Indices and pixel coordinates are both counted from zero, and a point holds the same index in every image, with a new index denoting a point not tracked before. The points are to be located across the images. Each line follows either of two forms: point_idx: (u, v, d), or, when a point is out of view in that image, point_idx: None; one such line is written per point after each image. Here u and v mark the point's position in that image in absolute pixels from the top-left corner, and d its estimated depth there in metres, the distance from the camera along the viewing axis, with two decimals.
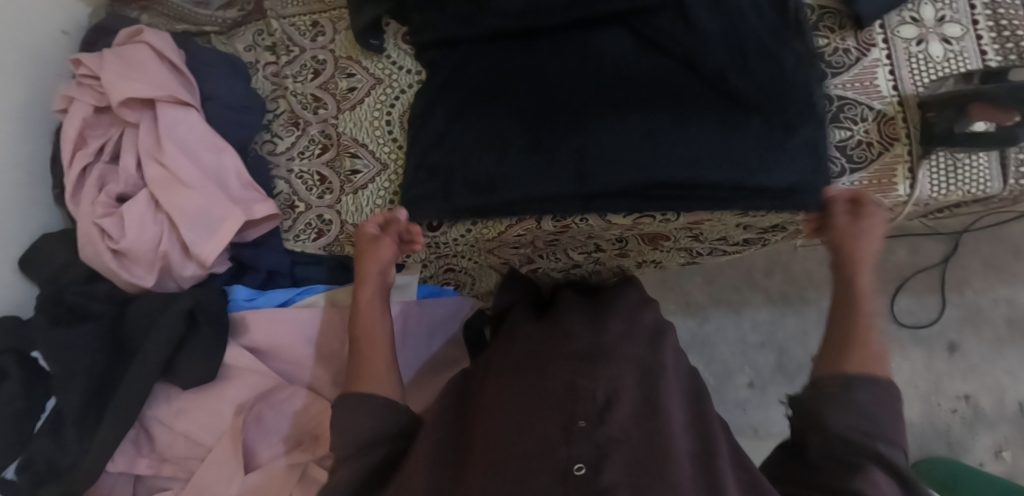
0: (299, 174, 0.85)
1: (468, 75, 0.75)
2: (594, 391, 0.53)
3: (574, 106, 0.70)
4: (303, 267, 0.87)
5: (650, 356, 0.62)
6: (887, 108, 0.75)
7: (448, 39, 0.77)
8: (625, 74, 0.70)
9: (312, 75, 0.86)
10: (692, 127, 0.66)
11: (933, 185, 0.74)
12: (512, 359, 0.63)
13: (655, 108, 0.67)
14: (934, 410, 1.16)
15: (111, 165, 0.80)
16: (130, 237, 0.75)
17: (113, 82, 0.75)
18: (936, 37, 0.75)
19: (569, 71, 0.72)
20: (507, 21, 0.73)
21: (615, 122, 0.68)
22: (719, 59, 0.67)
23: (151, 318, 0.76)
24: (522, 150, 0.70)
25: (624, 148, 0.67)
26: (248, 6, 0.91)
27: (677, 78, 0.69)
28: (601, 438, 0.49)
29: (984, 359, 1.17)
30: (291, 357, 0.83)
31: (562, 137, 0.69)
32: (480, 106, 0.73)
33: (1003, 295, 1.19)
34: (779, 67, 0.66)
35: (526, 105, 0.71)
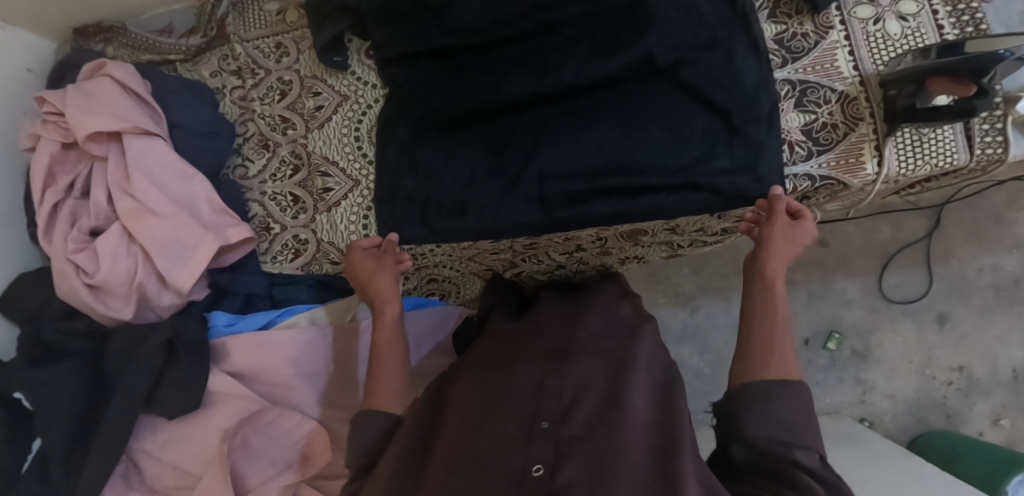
0: (272, 196, 0.85)
1: (424, 94, 0.76)
2: (560, 389, 0.55)
3: (529, 123, 0.71)
4: (282, 287, 0.87)
5: (622, 351, 0.63)
6: (850, 89, 0.75)
7: (405, 55, 0.77)
8: (579, 79, 0.69)
9: (279, 97, 0.86)
10: (643, 136, 0.68)
11: (900, 161, 0.74)
12: (482, 359, 0.65)
13: (608, 115, 0.69)
14: (929, 382, 1.17)
15: (81, 200, 0.80)
16: (104, 271, 0.75)
17: (76, 118, 0.75)
18: (892, 15, 0.76)
19: (527, 82, 0.71)
20: (464, 36, 0.74)
21: (569, 137, 0.69)
22: (674, 56, 0.68)
23: (130, 350, 0.76)
24: (486, 173, 0.73)
25: (580, 166, 0.69)
26: (210, 32, 0.90)
27: (632, 82, 0.69)
28: (562, 438, 0.50)
29: (975, 327, 1.17)
30: (274, 380, 0.82)
31: (524, 156, 0.71)
32: (443, 128, 0.76)
33: (988, 262, 1.19)
34: (731, 63, 0.67)
35: (487, 128, 0.74)
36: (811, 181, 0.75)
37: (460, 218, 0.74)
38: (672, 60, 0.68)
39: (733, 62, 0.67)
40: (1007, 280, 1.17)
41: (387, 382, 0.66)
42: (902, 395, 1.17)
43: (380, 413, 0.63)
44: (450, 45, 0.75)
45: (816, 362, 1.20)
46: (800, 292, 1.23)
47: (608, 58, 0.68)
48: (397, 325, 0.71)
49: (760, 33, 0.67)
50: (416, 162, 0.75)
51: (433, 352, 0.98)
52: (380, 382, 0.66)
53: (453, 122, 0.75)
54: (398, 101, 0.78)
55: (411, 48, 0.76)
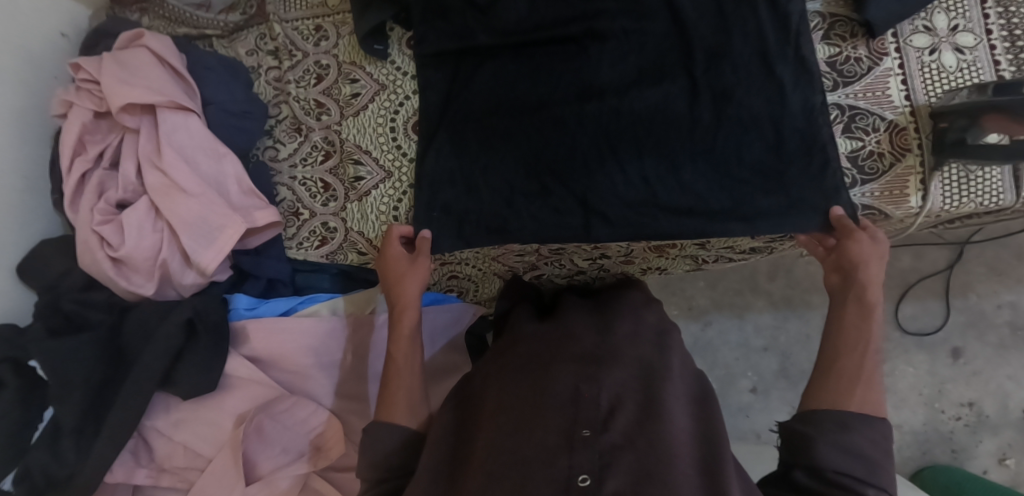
0: (302, 181, 0.84)
1: (459, 105, 0.75)
2: (598, 398, 0.54)
3: (572, 142, 0.71)
4: (304, 275, 0.86)
5: (654, 358, 0.62)
6: (899, 119, 0.74)
7: (443, 52, 0.76)
8: (627, 99, 0.70)
9: (315, 81, 0.84)
10: (687, 173, 0.69)
11: (944, 197, 0.73)
12: (514, 359, 0.64)
13: (652, 147, 0.69)
14: (938, 416, 1.16)
15: (109, 171, 0.78)
16: (129, 244, 0.74)
17: (112, 87, 0.74)
18: (949, 46, 0.74)
19: (570, 105, 0.71)
20: (508, 35, 0.73)
21: (616, 168, 0.70)
22: (727, 81, 0.68)
23: (151, 327, 0.75)
24: (525, 196, 0.73)
25: (628, 195, 0.70)
26: (250, 10, 0.88)
27: (678, 108, 0.69)
28: (604, 448, 0.50)
29: (988, 364, 1.16)
30: (291, 368, 0.81)
31: (567, 185, 0.71)
32: (484, 142, 0.73)
33: (1007, 299, 1.18)
34: (779, 85, 0.67)
35: (524, 142, 0.72)
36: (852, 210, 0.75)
37: (497, 236, 0.74)
38: (718, 91, 0.68)
39: (779, 86, 0.67)
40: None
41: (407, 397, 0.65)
42: (910, 426, 1.16)
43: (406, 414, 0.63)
44: (494, 52, 0.74)
45: None
46: (815, 315, 1.24)
47: (651, 87, 0.69)
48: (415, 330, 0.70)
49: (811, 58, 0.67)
50: (454, 180, 0.74)
51: (448, 349, 0.97)
52: (397, 397, 0.65)
53: (493, 125, 0.73)
54: (434, 108, 0.76)
55: (454, 54, 0.76)
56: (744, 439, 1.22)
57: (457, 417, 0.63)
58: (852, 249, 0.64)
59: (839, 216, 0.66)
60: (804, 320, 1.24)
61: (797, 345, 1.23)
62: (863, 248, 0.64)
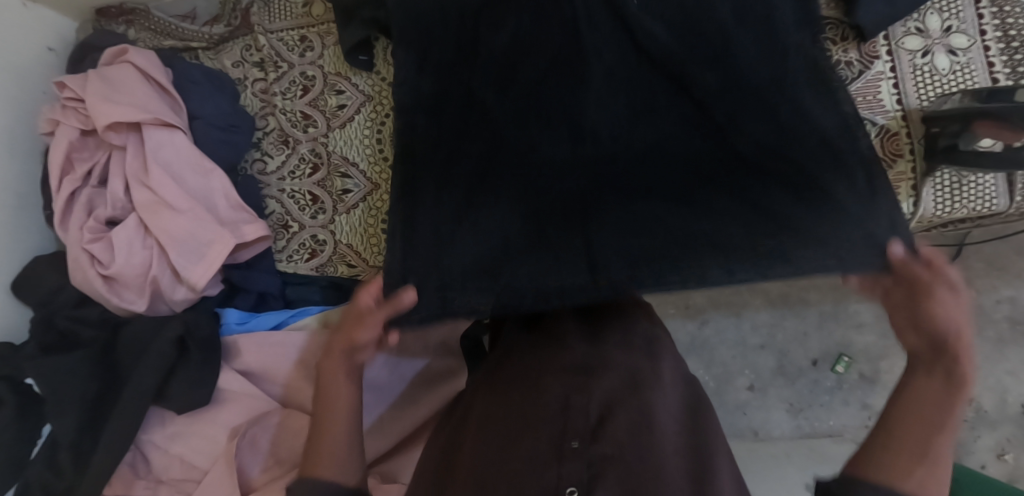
0: (290, 193, 0.83)
1: (447, 147, 0.72)
2: (588, 406, 0.53)
3: (577, 189, 0.70)
4: (295, 288, 0.85)
5: (647, 368, 0.58)
6: (891, 123, 0.73)
7: (428, 88, 0.74)
8: (623, 140, 0.70)
9: (301, 92, 0.83)
10: (704, 213, 0.67)
11: (937, 203, 0.72)
12: (503, 370, 0.62)
13: (659, 188, 0.68)
14: None
15: (99, 188, 0.79)
16: (119, 262, 0.74)
17: (96, 106, 0.74)
18: (942, 48, 0.73)
19: (562, 148, 0.70)
20: (494, 76, 0.72)
21: (627, 216, 0.68)
22: (711, 103, 0.69)
23: (144, 343, 0.76)
24: (528, 241, 0.69)
25: (636, 244, 0.68)
26: (234, 22, 0.87)
27: (679, 148, 0.69)
28: (594, 457, 0.50)
29: (987, 360, 1.16)
30: (283, 380, 0.81)
31: (574, 231, 0.69)
32: (470, 188, 0.71)
33: (1006, 294, 1.17)
34: (777, 118, 0.67)
35: (522, 191, 0.70)
36: None
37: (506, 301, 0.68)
38: (720, 129, 0.68)
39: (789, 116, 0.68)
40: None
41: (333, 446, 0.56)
42: None
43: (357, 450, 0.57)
44: (478, 92, 0.73)
45: (821, 383, 1.22)
46: (812, 313, 1.23)
47: (647, 125, 0.70)
48: (350, 390, 0.60)
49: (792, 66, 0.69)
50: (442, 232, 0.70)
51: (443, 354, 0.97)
52: (322, 449, 0.56)
53: (483, 176, 0.71)
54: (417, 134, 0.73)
55: (439, 90, 0.74)
56: (743, 436, 1.23)
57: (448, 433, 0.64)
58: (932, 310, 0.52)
59: (900, 257, 0.59)
60: (802, 317, 1.24)
61: (795, 342, 1.23)
62: (948, 304, 0.52)
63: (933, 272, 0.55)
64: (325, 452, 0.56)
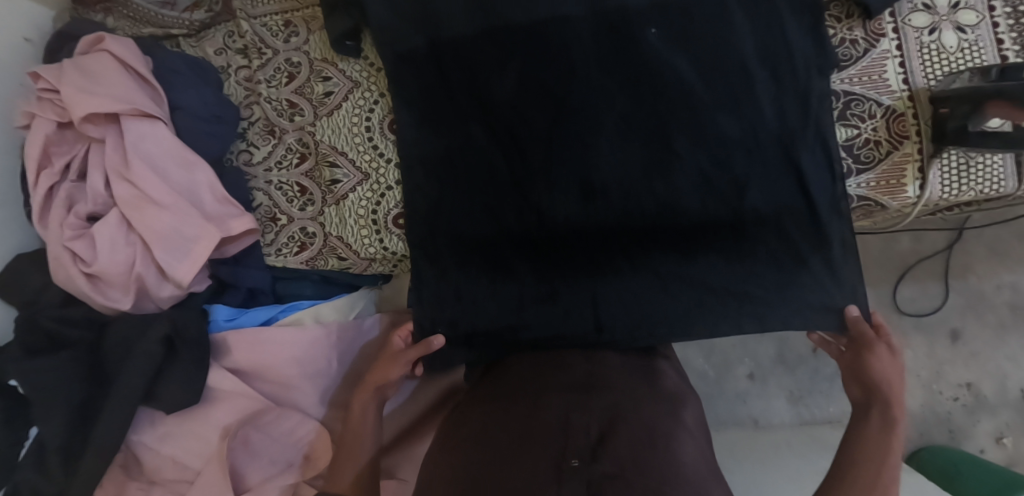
0: (278, 185, 0.80)
1: (455, 201, 0.74)
2: (587, 424, 0.54)
3: (584, 248, 0.73)
4: (284, 283, 0.83)
5: (645, 381, 0.64)
6: (897, 104, 0.70)
7: (438, 133, 0.74)
8: (631, 194, 0.71)
9: (287, 79, 0.81)
10: (704, 266, 0.71)
11: (944, 186, 0.70)
12: (506, 385, 0.67)
13: (663, 241, 0.72)
14: (936, 397, 1.15)
15: (78, 183, 0.76)
16: (102, 260, 0.72)
17: (73, 97, 0.71)
18: (950, 25, 0.70)
19: (572, 205, 0.72)
20: (503, 123, 0.72)
21: (627, 271, 0.72)
22: (720, 155, 0.69)
23: (130, 342, 0.74)
24: (534, 296, 0.73)
25: (641, 298, 0.72)
26: (215, 7, 0.84)
27: (689, 204, 0.71)
28: (595, 476, 0.49)
29: (987, 345, 1.15)
30: (276, 379, 0.78)
31: (579, 288, 0.73)
32: (481, 244, 0.74)
33: (1006, 280, 1.16)
34: (782, 157, 0.69)
35: (531, 247, 0.73)
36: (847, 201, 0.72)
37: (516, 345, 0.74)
38: (732, 183, 0.70)
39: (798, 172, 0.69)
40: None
41: (348, 466, 0.66)
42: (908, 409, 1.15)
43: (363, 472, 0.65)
44: (487, 140, 0.73)
45: (821, 371, 1.21)
46: None
47: (660, 178, 0.71)
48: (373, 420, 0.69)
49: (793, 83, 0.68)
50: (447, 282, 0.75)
51: None
52: (339, 467, 0.66)
53: (494, 231, 0.74)
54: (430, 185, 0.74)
55: (447, 142, 0.74)
56: (743, 425, 1.22)
57: (443, 439, 0.62)
58: (874, 366, 0.63)
59: (854, 318, 0.68)
60: None
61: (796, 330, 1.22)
62: (885, 365, 0.63)
63: (879, 333, 0.66)
64: (343, 468, 0.65)
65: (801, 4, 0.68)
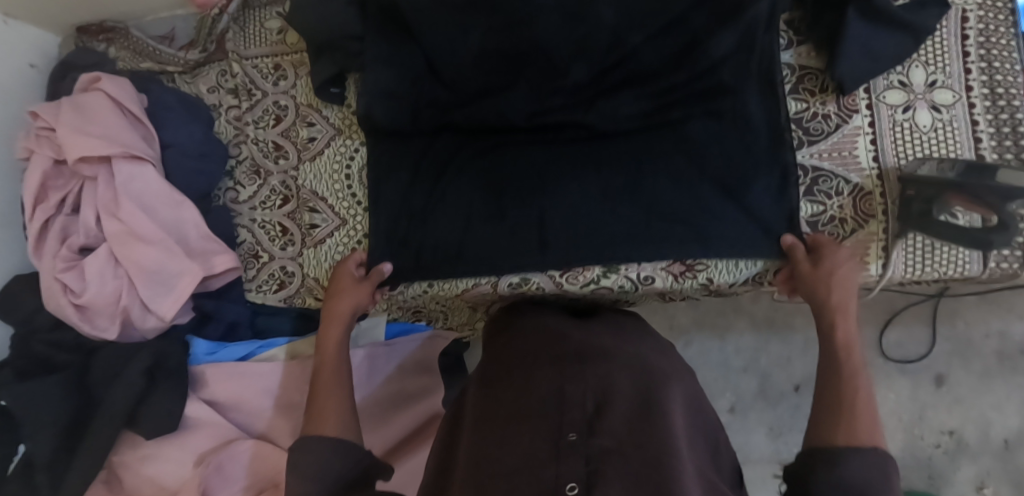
0: (261, 224, 0.84)
1: (395, 149, 0.78)
2: (583, 398, 0.52)
3: (538, 175, 0.74)
4: (265, 317, 0.85)
5: (649, 360, 0.60)
6: (865, 182, 0.71)
7: (383, 86, 0.75)
8: (570, 117, 0.74)
9: (274, 122, 0.84)
10: (649, 183, 0.72)
11: (907, 266, 0.71)
12: (505, 363, 0.62)
13: (611, 163, 0.73)
14: (916, 442, 1.03)
15: (72, 216, 0.79)
16: (91, 292, 0.75)
17: (68, 138, 0.74)
18: (924, 104, 0.72)
19: (517, 146, 0.76)
20: (455, 79, 0.75)
21: (576, 185, 0.73)
22: (653, 63, 0.72)
23: (116, 369, 0.77)
24: (483, 212, 0.75)
25: (586, 216, 0.73)
26: (209, 47, 0.86)
27: (632, 122, 0.73)
28: (593, 451, 0.46)
29: (972, 392, 1.03)
30: (250, 409, 0.82)
31: (524, 201, 0.74)
32: (433, 171, 0.76)
33: (995, 327, 1.04)
34: (713, 92, 0.71)
35: (488, 168, 0.75)
36: None
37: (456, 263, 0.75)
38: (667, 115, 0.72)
39: (745, 119, 0.71)
40: (1015, 349, 1.03)
41: (335, 408, 0.60)
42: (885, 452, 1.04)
43: (329, 440, 0.56)
44: (426, 101, 0.76)
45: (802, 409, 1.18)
46: (797, 338, 1.20)
47: (588, 117, 0.73)
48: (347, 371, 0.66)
49: (726, 76, 0.71)
50: (427, 223, 0.75)
51: (412, 373, 1.00)
52: (324, 410, 0.60)
53: (446, 164, 0.76)
54: (400, 212, 0.76)
55: (391, 77, 0.75)
56: None
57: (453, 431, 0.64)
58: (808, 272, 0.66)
59: (790, 242, 0.69)
60: (786, 342, 1.20)
61: (778, 367, 1.19)
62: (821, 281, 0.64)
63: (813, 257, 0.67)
64: (327, 416, 0.59)
65: (761, 75, 0.72)
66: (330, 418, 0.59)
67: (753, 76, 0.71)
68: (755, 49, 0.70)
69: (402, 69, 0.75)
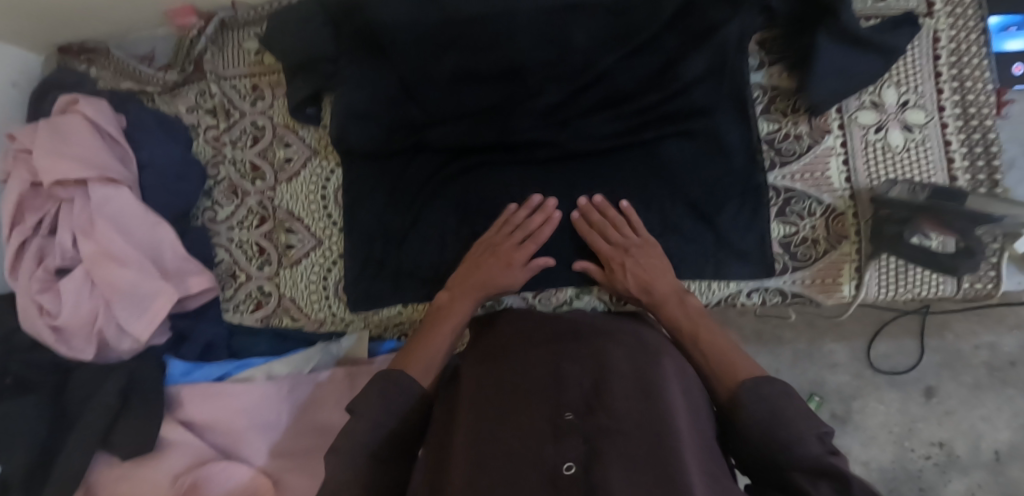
0: (238, 243, 0.84)
1: (366, 170, 0.78)
2: (579, 377, 0.54)
3: (510, 197, 0.75)
4: (240, 339, 0.87)
5: (651, 331, 0.61)
6: (838, 203, 0.71)
7: (355, 107, 0.75)
8: (540, 139, 0.74)
9: (252, 142, 0.84)
10: (619, 206, 0.73)
11: (880, 287, 0.71)
12: (502, 338, 0.63)
13: (583, 186, 0.74)
14: (907, 456, 0.96)
15: (48, 238, 0.79)
16: (66, 314, 0.75)
17: (43, 159, 0.74)
18: (896, 123, 0.71)
19: (492, 165, 0.76)
20: (426, 100, 0.75)
21: (548, 209, 0.74)
22: (626, 85, 0.73)
23: (88, 390, 0.78)
24: (458, 235, 0.76)
25: (558, 238, 0.74)
26: (187, 68, 0.86)
27: (607, 142, 0.73)
28: (589, 430, 0.49)
29: (963, 404, 0.96)
30: (224, 430, 0.80)
31: (496, 225, 0.75)
32: (405, 191, 0.77)
33: (985, 339, 0.98)
34: (681, 114, 0.72)
35: (460, 190, 0.76)
36: (781, 297, 0.73)
37: (434, 286, 0.76)
38: (638, 135, 0.73)
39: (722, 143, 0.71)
40: (1004, 361, 0.96)
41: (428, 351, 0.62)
42: (876, 463, 0.97)
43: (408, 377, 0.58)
44: (396, 118, 0.76)
45: None
46: None
47: (562, 139, 0.74)
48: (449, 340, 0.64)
49: (697, 98, 0.71)
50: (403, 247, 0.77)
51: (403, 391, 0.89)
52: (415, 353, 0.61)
53: (421, 183, 0.77)
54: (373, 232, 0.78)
55: (364, 98, 0.75)
56: None
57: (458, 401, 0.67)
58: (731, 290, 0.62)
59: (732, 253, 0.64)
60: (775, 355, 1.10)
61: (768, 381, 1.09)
62: None
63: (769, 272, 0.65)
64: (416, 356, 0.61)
65: (733, 95, 0.71)
66: (415, 361, 0.61)
67: (723, 100, 0.71)
68: (726, 71, 0.71)
69: (378, 91, 0.75)
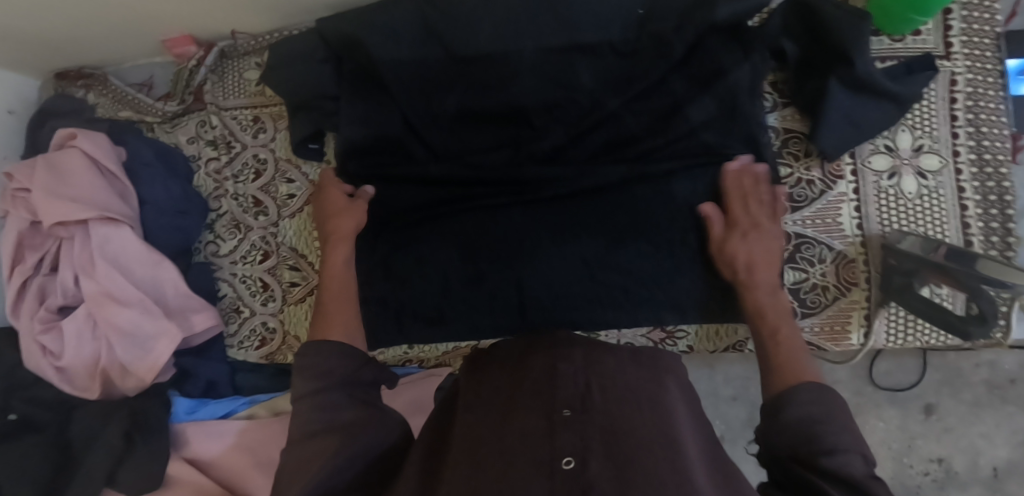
0: (242, 278, 0.83)
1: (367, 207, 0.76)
2: (573, 379, 0.53)
3: (516, 238, 0.73)
4: (243, 375, 0.87)
5: (641, 355, 0.63)
6: (849, 249, 0.70)
7: (358, 146, 0.74)
8: (547, 178, 0.72)
9: (253, 176, 0.83)
10: (627, 252, 0.71)
11: (889, 334, 0.71)
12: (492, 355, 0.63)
13: (592, 229, 0.72)
14: (904, 471, 0.96)
15: (51, 275, 0.78)
16: (71, 355, 0.75)
17: (43, 201, 0.73)
18: (911, 169, 0.70)
19: (494, 201, 0.73)
20: (427, 138, 0.73)
21: (555, 252, 0.72)
22: (632, 127, 0.71)
23: (95, 429, 0.77)
24: (462, 276, 0.74)
25: (566, 280, 0.72)
26: (187, 98, 0.86)
27: (615, 179, 0.71)
28: (586, 427, 0.47)
29: (963, 421, 0.95)
30: (230, 467, 0.81)
31: (503, 268, 0.73)
32: (408, 231, 0.76)
33: (985, 357, 0.97)
34: (693, 156, 0.70)
35: (463, 230, 0.74)
36: None
37: (438, 327, 0.75)
38: (646, 175, 0.71)
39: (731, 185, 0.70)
40: (1004, 379, 0.95)
41: (340, 319, 0.65)
42: None
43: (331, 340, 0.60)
44: (398, 153, 0.75)
45: None
46: None
47: (565, 177, 0.72)
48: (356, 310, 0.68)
49: (709, 139, 0.69)
50: (405, 288, 0.75)
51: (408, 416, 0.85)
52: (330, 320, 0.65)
53: (421, 217, 0.75)
54: (376, 273, 0.76)
55: (365, 137, 0.74)
56: None
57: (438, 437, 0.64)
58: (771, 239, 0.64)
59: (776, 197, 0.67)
60: None
61: None
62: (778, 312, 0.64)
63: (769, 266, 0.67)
64: (332, 325, 0.64)
65: (745, 140, 0.70)
66: (333, 326, 0.64)
67: (738, 143, 0.70)
68: (736, 113, 0.69)
69: (378, 130, 0.73)
